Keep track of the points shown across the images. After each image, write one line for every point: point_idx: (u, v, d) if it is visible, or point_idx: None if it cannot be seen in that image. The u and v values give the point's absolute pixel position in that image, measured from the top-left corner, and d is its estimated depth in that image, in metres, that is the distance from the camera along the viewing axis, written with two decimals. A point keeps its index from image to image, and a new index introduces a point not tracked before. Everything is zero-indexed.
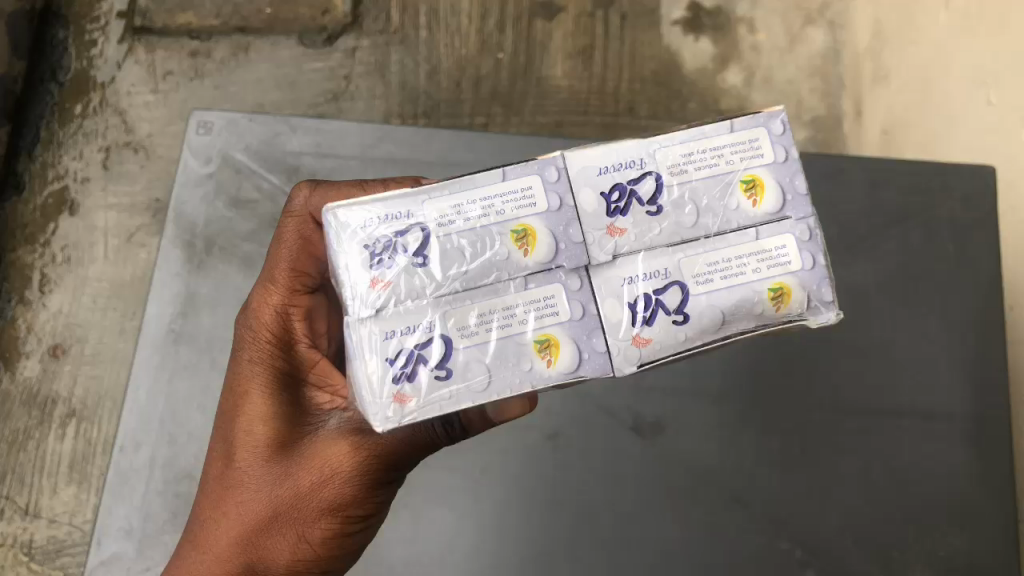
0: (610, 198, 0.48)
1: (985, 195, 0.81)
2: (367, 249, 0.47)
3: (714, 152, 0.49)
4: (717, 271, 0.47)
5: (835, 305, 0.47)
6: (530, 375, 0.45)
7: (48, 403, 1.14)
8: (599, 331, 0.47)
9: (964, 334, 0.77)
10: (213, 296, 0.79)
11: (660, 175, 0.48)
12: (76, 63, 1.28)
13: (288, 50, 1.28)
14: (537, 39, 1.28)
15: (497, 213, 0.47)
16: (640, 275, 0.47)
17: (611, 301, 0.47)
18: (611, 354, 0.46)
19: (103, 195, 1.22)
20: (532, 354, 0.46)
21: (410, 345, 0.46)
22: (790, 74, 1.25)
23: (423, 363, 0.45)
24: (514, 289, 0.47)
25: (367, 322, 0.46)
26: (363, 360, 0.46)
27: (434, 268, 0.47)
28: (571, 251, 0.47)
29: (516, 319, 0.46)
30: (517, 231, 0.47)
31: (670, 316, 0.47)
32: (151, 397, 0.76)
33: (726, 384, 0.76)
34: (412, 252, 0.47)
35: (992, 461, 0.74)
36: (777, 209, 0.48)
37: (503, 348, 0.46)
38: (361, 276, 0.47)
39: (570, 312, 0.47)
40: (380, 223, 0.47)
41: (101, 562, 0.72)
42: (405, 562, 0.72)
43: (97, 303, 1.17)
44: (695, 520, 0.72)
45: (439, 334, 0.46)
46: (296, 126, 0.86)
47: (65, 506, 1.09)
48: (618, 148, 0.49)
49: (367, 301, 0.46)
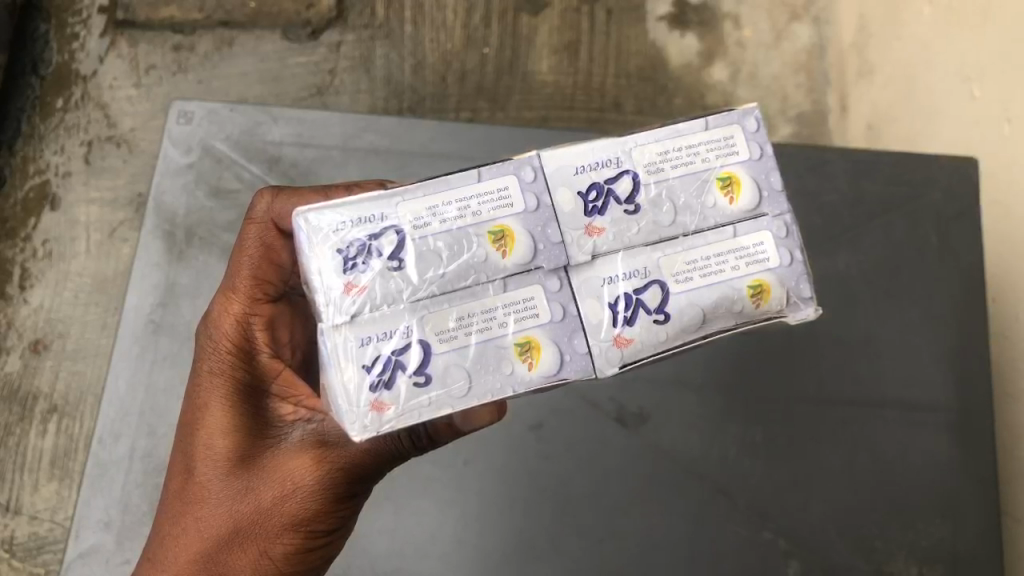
0: (587, 197, 0.48)
1: (970, 186, 0.81)
2: (340, 253, 0.46)
3: (691, 149, 0.49)
4: (699, 270, 0.47)
5: (814, 301, 0.47)
6: (512, 379, 0.45)
7: (29, 399, 1.13)
8: (580, 332, 0.47)
9: (947, 324, 0.77)
10: (193, 287, 0.79)
11: (637, 174, 0.48)
12: (58, 56, 1.27)
13: (272, 44, 1.28)
14: (523, 34, 1.28)
15: (474, 214, 0.47)
16: (620, 275, 0.47)
17: (592, 301, 0.47)
18: (593, 355, 0.46)
19: (84, 189, 1.21)
20: (513, 357, 0.45)
21: (387, 351, 0.45)
22: (774, 70, 1.29)
23: (401, 369, 0.45)
24: (492, 291, 0.46)
25: (342, 329, 0.45)
26: (339, 367, 0.45)
27: (410, 271, 0.46)
28: (550, 251, 0.47)
29: (496, 322, 0.46)
30: (494, 231, 0.47)
31: (651, 315, 0.47)
32: (130, 389, 0.75)
33: (709, 375, 0.76)
34: (388, 256, 0.46)
35: (975, 451, 0.74)
36: (754, 205, 0.49)
37: (482, 352, 0.45)
38: (335, 281, 0.46)
39: (550, 313, 0.47)
40: (353, 225, 0.46)
41: (79, 555, 0.71)
42: (387, 555, 0.71)
43: (79, 299, 1.16)
44: (678, 511, 0.72)
45: (416, 339, 0.45)
46: (277, 116, 0.85)
47: (46, 503, 1.08)
48: (594, 147, 0.49)
49: (342, 307, 0.46)
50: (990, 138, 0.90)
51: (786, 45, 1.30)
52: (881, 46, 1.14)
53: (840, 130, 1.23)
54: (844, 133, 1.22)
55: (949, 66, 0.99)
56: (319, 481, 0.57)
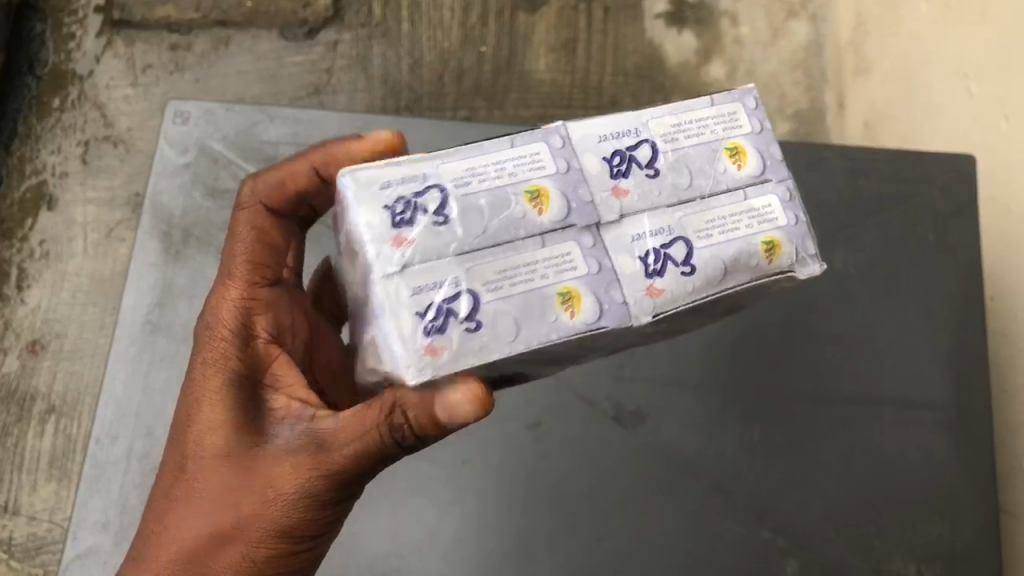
0: (612, 163, 0.49)
1: (964, 184, 0.81)
2: (384, 209, 0.45)
3: (700, 121, 0.50)
4: (729, 232, 0.48)
5: (819, 257, 0.49)
6: (557, 325, 0.45)
7: (27, 400, 1.12)
8: (615, 283, 0.47)
9: (945, 322, 0.78)
10: (190, 288, 0.78)
11: (655, 142, 0.49)
12: (54, 56, 1.28)
13: (269, 43, 1.28)
14: (520, 32, 1.28)
15: (510, 175, 0.47)
16: (648, 232, 0.48)
17: (624, 256, 0.47)
18: (628, 304, 0.47)
19: (81, 189, 1.21)
20: (556, 305, 0.45)
21: (440, 299, 0.44)
22: (772, 68, 1.29)
23: (456, 315, 0.44)
24: (532, 246, 0.46)
25: (389, 280, 0.44)
26: (387, 315, 0.44)
27: (456, 226, 0.46)
28: (582, 210, 0.47)
29: (538, 275, 0.46)
30: (530, 191, 0.47)
31: (680, 268, 0.47)
32: (127, 389, 0.75)
33: (707, 373, 0.76)
34: (433, 212, 0.46)
35: (973, 448, 0.75)
36: (759, 172, 0.51)
37: (529, 298, 0.45)
38: (379, 234, 0.45)
39: (587, 266, 0.47)
40: (396, 184, 0.46)
41: (77, 555, 0.71)
42: (385, 554, 0.70)
43: (77, 299, 1.16)
44: (677, 510, 0.72)
45: (468, 289, 0.45)
46: (273, 116, 0.85)
47: (45, 505, 1.08)
48: (613, 118, 0.50)
49: (388, 258, 0.44)
50: (988, 135, 0.91)
51: (784, 43, 1.30)
52: (880, 42, 1.14)
53: (838, 128, 1.24)
54: (842, 131, 1.22)
55: (947, 62, 0.98)
56: (299, 487, 0.56)
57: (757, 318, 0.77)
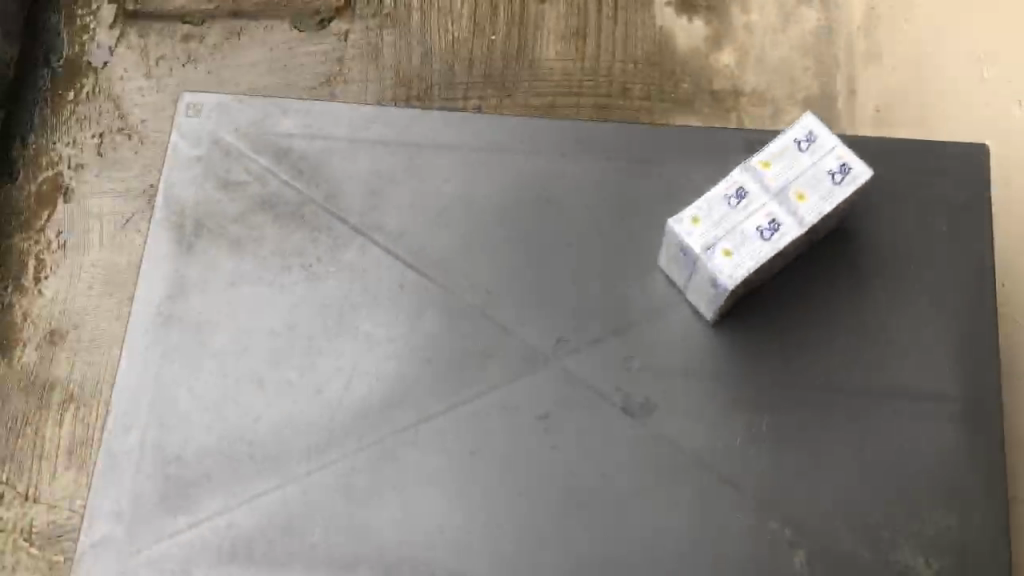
0: (735, 199, 0.69)
1: (980, 173, 0.81)
2: (727, 196, 0.69)
3: (782, 168, 0.71)
4: (816, 193, 0.70)
5: (849, 173, 0.71)
6: (824, 201, 0.70)
7: (46, 389, 1.16)
8: (827, 198, 0.70)
9: (957, 315, 0.77)
10: (201, 280, 0.79)
11: (725, 200, 0.69)
12: (69, 48, 1.31)
13: (281, 34, 1.30)
14: (531, 21, 1.28)
15: (746, 185, 0.70)
16: (772, 210, 0.69)
17: (816, 192, 0.70)
18: (825, 200, 0.70)
19: (97, 181, 1.24)
20: (818, 190, 0.70)
21: (769, 206, 0.69)
22: (782, 54, 1.25)
23: (775, 216, 0.69)
24: (813, 183, 0.70)
25: (740, 215, 0.69)
26: (757, 217, 0.69)
27: (754, 186, 0.70)
28: (782, 192, 0.70)
29: (808, 184, 0.70)
30: (763, 162, 0.71)
31: (832, 181, 0.70)
32: (141, 380, 0.76)
33: (716, 366, 0.76)
34: (734, 191, 0.70)
35: (984, 440, 0.74)
36: (773, 183, 0.70)
37: (800, 193, 0.70)
38: (732, 210, 0.69)
39: (817, 197, 0.70)
40: (717, 192, 0.70)
41: (91, 543, 0.71)
42: (395, 545, 0.71)
43: (94, 290, 1.20)
44: (683, 502, 0.72)
45: (769, 208, 0.69)
46: (285, 108, 0.84)
47: (65, 491, 1.12)
48: (713, 194, 0.70)
49: (739, 209, 0.69)
50: None
51: (795, 28, 1.26)
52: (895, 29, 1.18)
53: None
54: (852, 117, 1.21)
55: None
56: None
57: (767, 308, 0.77)
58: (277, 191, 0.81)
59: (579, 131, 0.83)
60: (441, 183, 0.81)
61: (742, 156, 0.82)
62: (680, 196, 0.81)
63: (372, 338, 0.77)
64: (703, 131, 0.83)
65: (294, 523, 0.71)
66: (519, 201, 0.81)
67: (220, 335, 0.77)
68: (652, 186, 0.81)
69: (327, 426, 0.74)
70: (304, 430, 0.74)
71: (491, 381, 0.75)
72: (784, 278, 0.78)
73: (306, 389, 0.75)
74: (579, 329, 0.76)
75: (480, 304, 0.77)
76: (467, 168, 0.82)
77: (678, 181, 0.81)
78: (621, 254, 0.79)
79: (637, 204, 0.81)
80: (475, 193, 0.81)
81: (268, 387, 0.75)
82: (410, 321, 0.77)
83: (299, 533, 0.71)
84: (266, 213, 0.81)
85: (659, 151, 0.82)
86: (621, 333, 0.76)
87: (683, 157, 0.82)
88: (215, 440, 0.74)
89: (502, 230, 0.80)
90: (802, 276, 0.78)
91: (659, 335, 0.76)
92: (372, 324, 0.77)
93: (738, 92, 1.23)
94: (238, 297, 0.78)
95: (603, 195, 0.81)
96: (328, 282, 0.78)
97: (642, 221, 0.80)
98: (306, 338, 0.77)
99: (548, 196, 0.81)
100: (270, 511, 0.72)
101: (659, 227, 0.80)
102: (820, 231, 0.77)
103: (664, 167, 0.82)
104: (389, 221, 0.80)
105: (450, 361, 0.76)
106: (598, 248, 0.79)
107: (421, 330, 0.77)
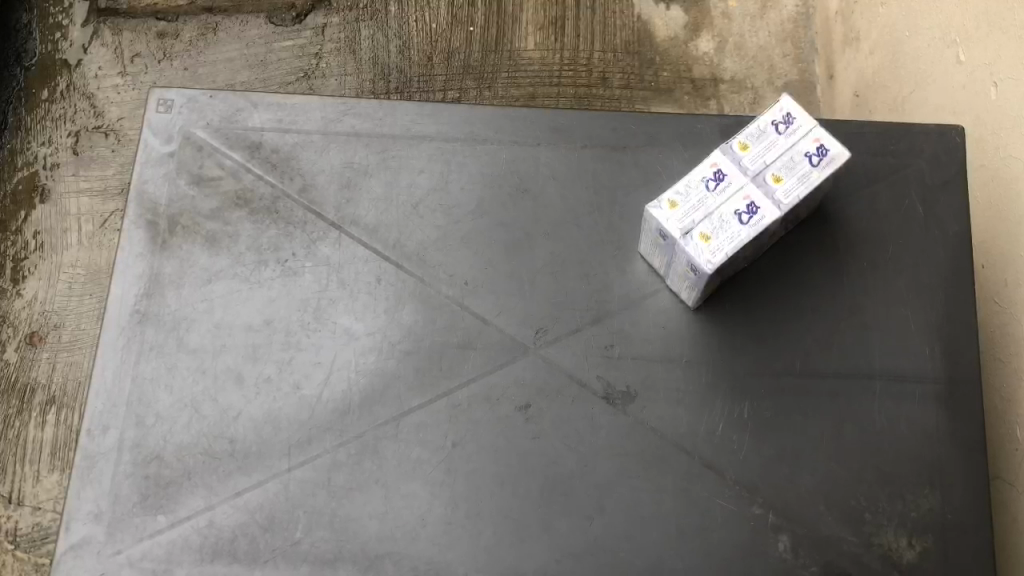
0: (713, 182, 0.69)
1: (956, 153, 0.80)
2: (706, 178, 0.69)
3: (762, 150, 0.70)
4: (793, 175, 0.69)
5: (829, 155, 0.70)
6: (803, 185, 0.69)
7: (27, 391, 1.17)
8: (805, 181, 0.69)
9: (934, 296, 0.77)
10: (177, 277, 0.78)
11: (704, 183, 0.69)
12: (41, 47, 1.32)
13: (257, 29, 1.31)
14: (508, 11, 1.30)
15: (725, 167, 0.70)
16: (752, 193, 0.68)
17: (795, 175, 0.69)
18: (804, 184, 0.69)
19: (75, 180, 1.25)
20: (797, 174, 0.69)
21: (748, 189, 0.68)
22: (760, 41, 1.30)
23: (754, 199, 0.68)
24: (793, 167, 0.70)
25: (719, 198, 0.68)
26: (736, 201, 0.68)
27: (733, 169, 0.69)
28: (761, 176, 0.69)
29: (786, 169, 0.70)
30: (742, 146, 0.71)
31: (810, 165, 0.70)
32: (117, 379, 0.75)
33: (696, 352, 0.75)
34: (713, 173, 0.69)
35: (964, 420, 0.74)
36: (753, 167, 0.70)
37: (777, 177, 0.69)
38: (710, 194, 0.68)
39: (796, 181, 0.69)
40: (696, 175, 0.69)
41: (71, 546, 0.70)
42: (378, 538, 0.70)
43: (73, 290, 1.20)
44: (666, 488, 0.72)
45: (748, 190, 0.68)
46: (257, 102, 0.83)
47: (49, 494, 1.13)
48: (691, 176, 0.69)
49: (717, 192, 0.68)
50: (977, 103, 0.91)
51: (772, 14, 1.32)
52: (866, 13, 1.17)
53: (828, 99, 1.26)
54: (832, 104, 1.25)
55: (935, 30, 1.00)
56: None
57: (745, 294, 0.77)
58: (251, 186, 0.81)
59: (555, 120, 0.83)
60: (417, 175, 0.81)
61: (718, 143, 0.82)
62: (657, 182, 0.80)
63: (350, 332, 0.76)
64: (678, 118, 0.82)
65: (275, 519, 0.70)
66: (495, 191, 0.80)
67: (197, 331, 0.76)
68: (628, 175, 0.81)
69: (306, 421, 0.73)
70: (283, 426, 0.73)
71: (470, 372, 0.74)
72: (763, 263, 0.78)
73: (285, 385, 0.74)
74: (558, 319, 0.76)
75: (459, 296, 0.77)
76: (442, 159, 0.81)
77: (654, 169, 0.81)
78: (599, 243, 0.79)
79: (613, 192, 0.80)
80: (451, 184, 0.81)
81: (246, 383, 0.75)
82: (388, 314, 0.76)
83: (282, 529, 0.70)
84: (241, 207, 0.80)
85: (635, 140, 0.82)
86: (600, 322, 0.76)
87: (658, 144, 0.82)
88: (194, 438, 0.73)
89: (479, 221, 0.79)
90: (780, 261, 0.78)
91: (639, 323, 0.76)
92: (350, 318, 0.76)
93: (718, 80, 1.27)
94: (215, 293, 0.77)
95: (578, 184, 0.81)
96: (304, 276, 0.78)
97: (619, 211, 0.80)
98: (284, 333, 0.76)
99: (524, 185, 0.80)
100: (250, 508, 0.71)
101: (636, 216, 0.80)
102: (797, 216, 0.76)
103: (639, 155, 0.81)
104: (365, 214, 0.79)
105: (428, 353, 0.75)
106: (575, 237, 0.79)
107: (400, 323, 0.76)
